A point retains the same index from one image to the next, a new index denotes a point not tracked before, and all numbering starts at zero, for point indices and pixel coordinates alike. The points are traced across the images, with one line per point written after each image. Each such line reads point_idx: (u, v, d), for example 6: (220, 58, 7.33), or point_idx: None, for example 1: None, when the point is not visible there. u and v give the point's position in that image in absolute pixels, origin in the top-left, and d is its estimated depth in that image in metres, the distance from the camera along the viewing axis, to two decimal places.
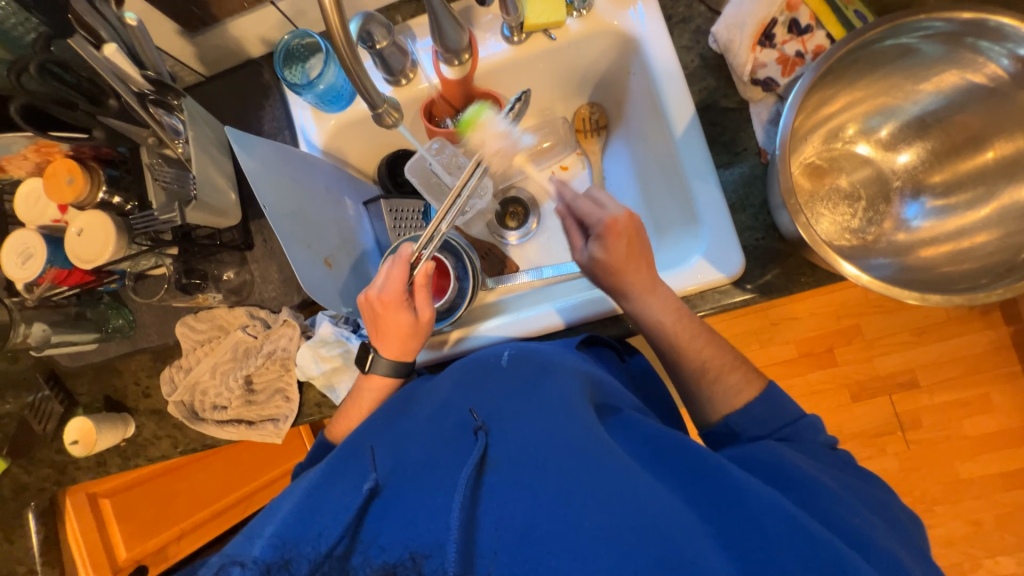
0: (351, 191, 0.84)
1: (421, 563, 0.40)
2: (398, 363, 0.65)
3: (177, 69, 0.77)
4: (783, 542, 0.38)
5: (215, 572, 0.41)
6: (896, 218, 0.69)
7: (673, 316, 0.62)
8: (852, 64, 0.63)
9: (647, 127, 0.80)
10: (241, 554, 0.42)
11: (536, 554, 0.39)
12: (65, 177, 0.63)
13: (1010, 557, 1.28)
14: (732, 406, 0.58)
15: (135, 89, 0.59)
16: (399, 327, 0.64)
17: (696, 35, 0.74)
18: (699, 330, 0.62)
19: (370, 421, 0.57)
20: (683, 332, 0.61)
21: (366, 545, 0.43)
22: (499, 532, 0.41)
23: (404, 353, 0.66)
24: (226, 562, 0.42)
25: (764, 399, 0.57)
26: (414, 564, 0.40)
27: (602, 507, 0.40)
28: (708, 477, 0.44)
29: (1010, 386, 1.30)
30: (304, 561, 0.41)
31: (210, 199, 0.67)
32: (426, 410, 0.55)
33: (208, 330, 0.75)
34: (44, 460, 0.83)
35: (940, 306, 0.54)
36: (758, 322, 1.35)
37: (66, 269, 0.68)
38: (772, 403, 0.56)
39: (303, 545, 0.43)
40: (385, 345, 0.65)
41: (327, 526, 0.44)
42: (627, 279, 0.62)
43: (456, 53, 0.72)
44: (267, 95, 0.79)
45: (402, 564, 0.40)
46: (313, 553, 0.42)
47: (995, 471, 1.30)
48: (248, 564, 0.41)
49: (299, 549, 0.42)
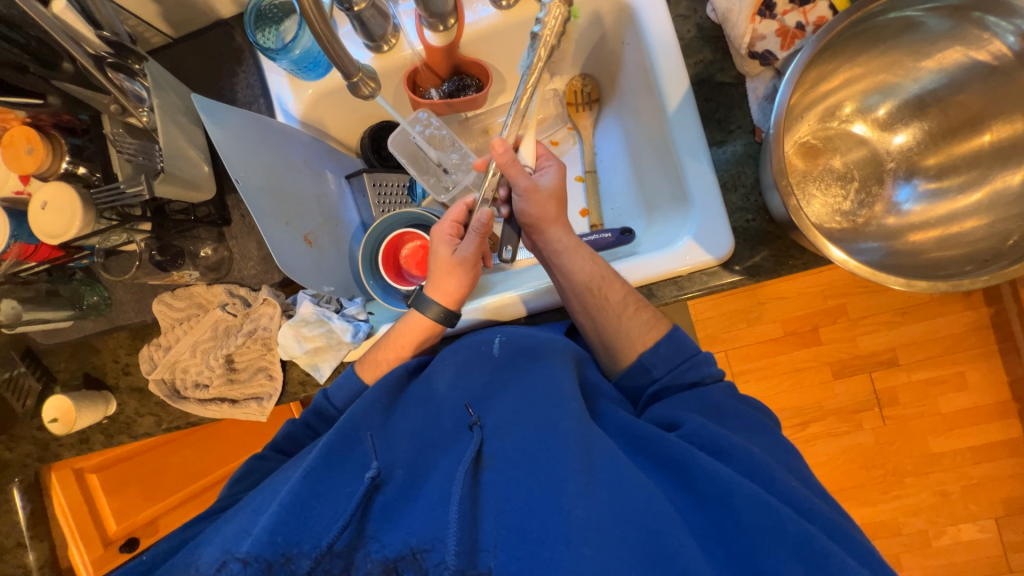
0: (333, 164, 0.80)
1: (422, 559, 0.42)
2: (436, 322, 0.64)
3: (141, 29, 0.71)
4: (762, 535, 0.40)
5: (215, 569, 0.42)
6: (888, 201, 0.68)
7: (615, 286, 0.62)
8: (856, 37, 0.61)
9: (641, 102, 0.77)
10: (238, 549, 0.43)
11: (532, 552, 0.40)
12: (24, 147, 0.59)
13: (972, 525, 1.35)
14: (681, 346, 0.59)
15: (91, 51, 0.55)
16: (440, 261, 0.66)
17: (693, 3, 0.70)
18: (645, 304, 0.61)
19: (367, 402, 0.54)
20: (638, 310, 0.60)
21: (366, 541, 0.44)
22: (499, 528, 0.43)
23: (438, 292, 0.65)
24: (225, 559, 0.42)
25: (669, 338, 0.59)
26: (415, 558, 0.42)
27: (597, 506, 0.41)
28: (690, 472, 0.45)
29: (987, 365, 1.34)
30: (304, 559, 0.42)
31: (178, 171, 0.64)
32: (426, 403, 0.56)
33: (187, 308, 0.73)
34: (24, 436, 0.81)
35: (925, 293, 0.54)
36: (745, 300, 1.36)
37: (32, 243, 0.65)
38: None
39: (303, 542, 0.43)
40: (433, 290, 0.66)
41: (328, 520, 0.44)
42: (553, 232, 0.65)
43: (441, 18, 0.69)
44: (240, 61, 0.74)
45: (404, 559, 0.42)
46: (313, 550, 0.43)
47: (965, 446, 1.35)
48: (248, 562, 0.41)
49: (299, 546, 0.43)
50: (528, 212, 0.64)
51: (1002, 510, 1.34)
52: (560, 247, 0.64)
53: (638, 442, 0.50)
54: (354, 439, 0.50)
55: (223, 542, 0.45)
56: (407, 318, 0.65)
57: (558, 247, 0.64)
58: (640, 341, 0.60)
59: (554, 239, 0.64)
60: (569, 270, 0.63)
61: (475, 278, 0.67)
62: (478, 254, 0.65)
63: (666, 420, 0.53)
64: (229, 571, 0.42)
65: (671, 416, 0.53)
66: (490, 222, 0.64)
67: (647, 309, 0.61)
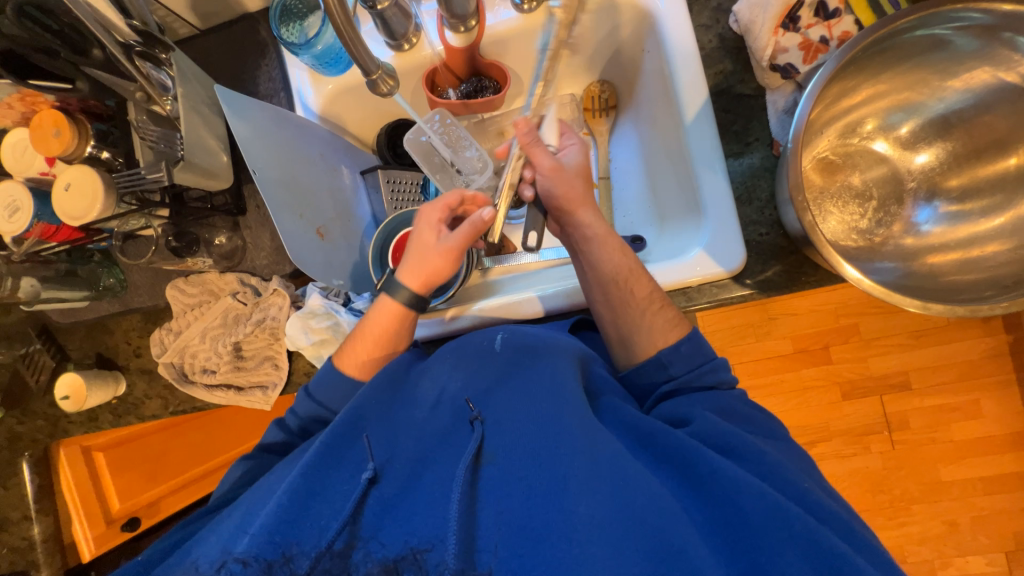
0: (349, 160, 0.81)
1: (422, 558, 0.42)
2: (407, 305, 0.63)
3: (169, 20, 0.73)
4: (769, 534, 0.40)
5: (215, 568, 0.41)
6: (906, 221, 0.67)
7: (636, 274, 0.61)
8: (880, 54, 0.60)
9: (657, 110, 0.77)
10: (235, 549, 0.42)
11: (532, 551, 0.41)
12: (52, 130, 0.61)
13: (981, 557, 1.31)
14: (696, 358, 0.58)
15: (120, 39, 0.56)
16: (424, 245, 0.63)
17: (716, 13, 0.70)
18: (669, 305, 0.61)
19: (368, 391, 0.53)
20: (653, 305, 0.60)
21: (365, 541, 0.44)
22: (498, 528, 0.43)
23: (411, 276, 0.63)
24: (224, 559, 0.41)
25: (690, 337, 0.58)
26: (415, 558, 0.42)
27: (596, 497, 0.43)
28: (698, 469, 0.45)
29: (1004, 394, 1.30)
30: (304, 559, 0.42)
31: (198, 160, 0.65)
32: (427, 400, 0.55)
33: (199, 294, 0.74)
34: (37, 412, 0.84)
35: (942, 316, 0.53)
36: (755, 315, 1.34)
37: (54, 224, 0.67)
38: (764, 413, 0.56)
39: (304, 541, 0.43)
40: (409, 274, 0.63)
41: (327, 519, 0.44)
42: (582, 214, 0.64)
43: (461, 20, 0.69)
44: (264, 54, 0.76)
45: (404, 559, 0.42)
46: (313, 549, 0.43)
47: (978, 476, 1.31)
48: (249, 562, 0.41)
49: (299, 546, 0.43)
50: (557, 193, 0.64)
51: (1013, 544, 1.30)
52: (591, 233, 0.63)
53: (638, 440, 0.50)
54: (354, 435, 0.50)
55: (221, 540, 0.44)
56: (378, 305, 0.63)
57: (587, 233, 0.64)
58: (660, 336, 0.59)
59: (585, 223, 0.64)
60: (598, 258, 0.62)
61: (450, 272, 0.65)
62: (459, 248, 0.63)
63: (674, 417, 0.54)
64: (229, 571, 0.40)
65: (680, 413, 0.53)
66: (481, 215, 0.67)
67: (671, 307, 0.61)
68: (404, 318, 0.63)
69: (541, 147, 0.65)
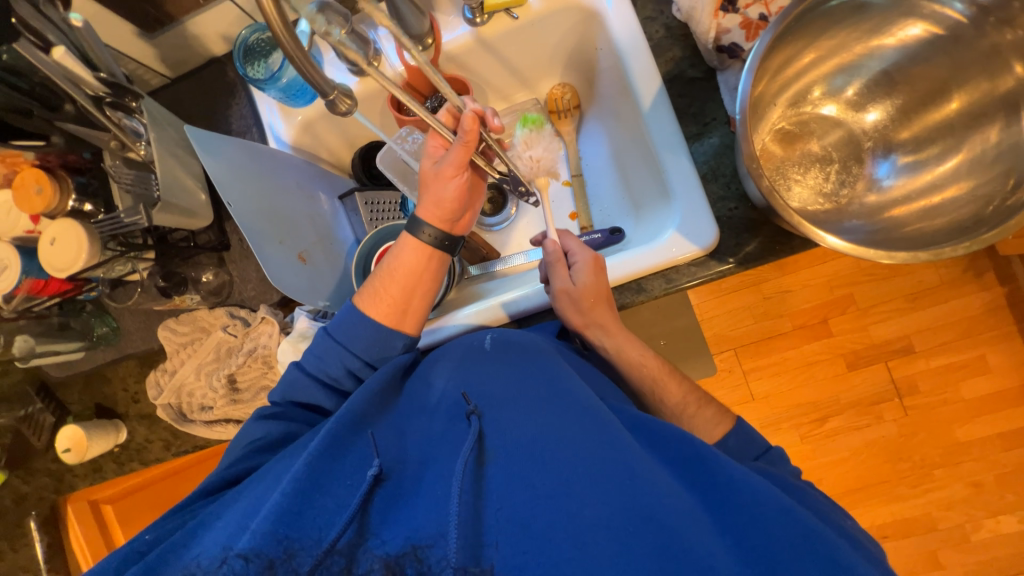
0: (325, 186, 0.83)
1: (424, 553, 0.42)
2: (430, 244, 0.65)
3: (140, 72, 0.76)
4: (781, 536, 0.42)
5: (216, 565, 0.41)
6: (868, 178, 0.68)
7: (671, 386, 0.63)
8: (813, 23, 0.62)
9: (619, 104, 0.79)
10: (236, 546, 0.41)
11: (536, 543, 0.42)
12: (33, 187, 0.63)
13: (1012, 516, 1.28)
14: None
15: (91, 92, 0.59)
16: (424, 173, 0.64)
17: (659, 5, 0.73)
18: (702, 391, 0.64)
19: (368, 394, 0.54)
20: (686, 409, 0.62)
21: (368, 537, 0.43)
22: (499, 521, 0.43)
23: (424, 209, 0.64)
24: (225, 555, 0.41)
25: (737, 431, 0.59)
26: (416, 554, 0.42)
27: (601, 496, 0.43)
28: (715, 475, 0.46)
29: (1007, 346, 1.30)
30: (306, 557, 0.41)
31: (177, 200, 0.67)
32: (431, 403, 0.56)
33: (190, 331, 0.75)
34: (41, 469, 0.84)
35: (907, 263, 0.54)
36: (750, 296, 1.33)
37: (42, 278, 0.68)
38: (745, 435, 0.59)
39: (304, 538, 0.42)
40: (421, 207, 0.64)
41: (329, 516, 0.43)
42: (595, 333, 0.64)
43: (419, 38, 0.72)
44: (233, 94, 0.79)
45: (406, 556, 0.42)
46: (314, 548, 0.41)
47: (994, 432, 1.29)
48: (251, 557, 0.40)
49: (300, 542, 0.41)
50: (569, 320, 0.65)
51: None
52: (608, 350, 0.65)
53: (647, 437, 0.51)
54: (359, 430, 0.51)
55: (223, 535, 0.43)
56: (401, 241, 0.65)
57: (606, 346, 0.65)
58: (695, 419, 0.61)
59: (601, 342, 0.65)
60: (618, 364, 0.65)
61: (462, 194, 0.64)
62: (460, 164, 0.61)
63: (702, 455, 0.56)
64: (230, 566, 0.40)
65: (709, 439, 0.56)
66: (474, 130, 0.57)
67: (710, 405, 0.62)
68: (428, 257, 0.65)
69: (561, 266, 0.65)
